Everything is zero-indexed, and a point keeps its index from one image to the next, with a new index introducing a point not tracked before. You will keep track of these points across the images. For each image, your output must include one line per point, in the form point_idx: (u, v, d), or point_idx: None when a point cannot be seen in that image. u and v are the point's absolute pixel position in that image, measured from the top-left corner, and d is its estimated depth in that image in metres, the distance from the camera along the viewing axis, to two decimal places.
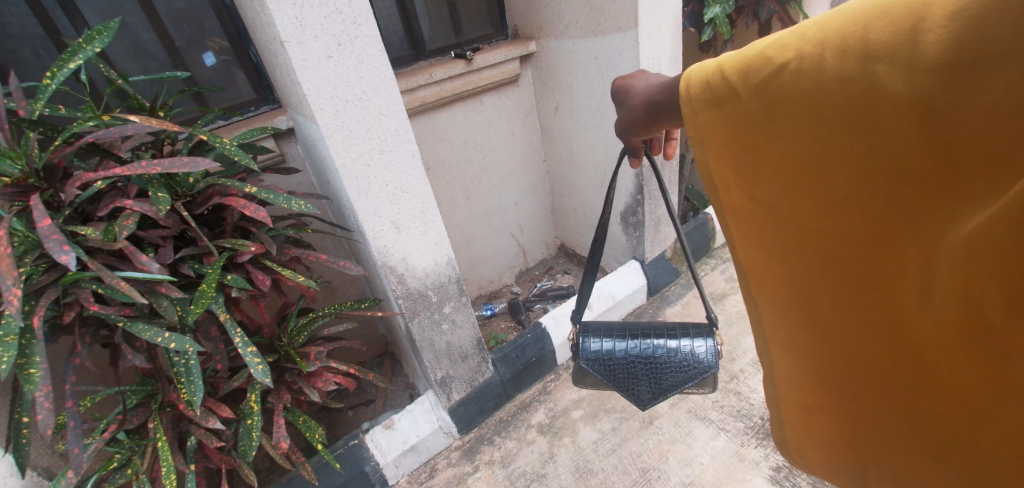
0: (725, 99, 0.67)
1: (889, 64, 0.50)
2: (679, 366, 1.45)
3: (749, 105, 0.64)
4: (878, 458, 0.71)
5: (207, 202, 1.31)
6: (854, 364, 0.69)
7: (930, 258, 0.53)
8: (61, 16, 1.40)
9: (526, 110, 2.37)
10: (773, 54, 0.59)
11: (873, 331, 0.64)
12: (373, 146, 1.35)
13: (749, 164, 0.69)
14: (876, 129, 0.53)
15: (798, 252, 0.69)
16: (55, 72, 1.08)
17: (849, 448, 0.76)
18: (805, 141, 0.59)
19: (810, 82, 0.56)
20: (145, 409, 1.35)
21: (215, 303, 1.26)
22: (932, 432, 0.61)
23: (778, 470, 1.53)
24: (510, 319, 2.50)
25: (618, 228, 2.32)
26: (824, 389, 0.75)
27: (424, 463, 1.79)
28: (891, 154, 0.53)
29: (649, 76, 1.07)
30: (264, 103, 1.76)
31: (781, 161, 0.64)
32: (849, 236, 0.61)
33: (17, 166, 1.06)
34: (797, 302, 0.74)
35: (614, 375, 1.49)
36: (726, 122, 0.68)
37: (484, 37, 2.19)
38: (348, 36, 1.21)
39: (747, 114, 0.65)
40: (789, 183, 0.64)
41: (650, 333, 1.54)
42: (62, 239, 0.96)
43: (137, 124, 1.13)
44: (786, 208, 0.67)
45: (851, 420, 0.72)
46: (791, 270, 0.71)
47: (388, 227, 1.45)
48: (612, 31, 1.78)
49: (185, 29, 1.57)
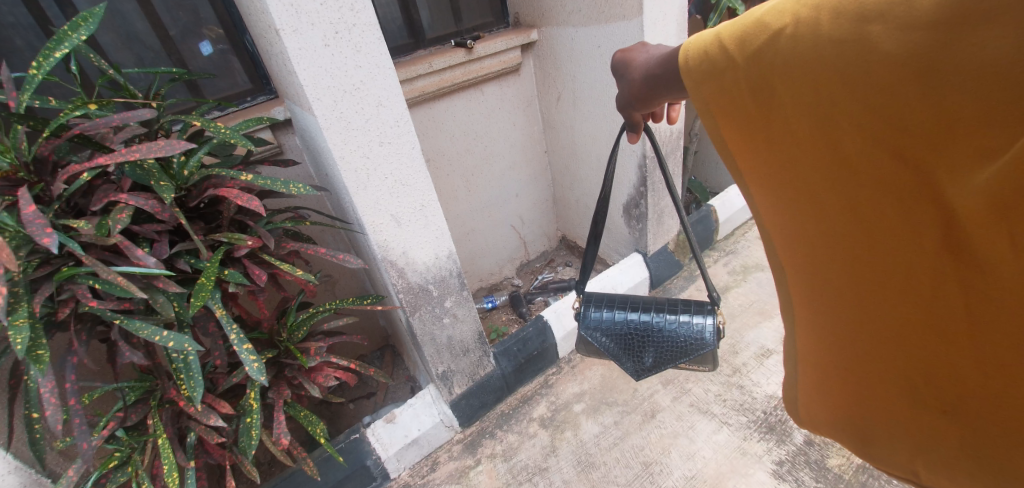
0: (723, 69, 0.69)
1: (883, 24, 0.52)
2: (678, 340, 1.43)
3: (746, 74, 0.66)
4: (898, 426, 0.71)
5: (203, 195, 1.30)
6: (871, 323, 0.69)
7: (939, 216, 0.54)
8: (51, 5, 1.36)
9: (527, 99, 2.33)
10: (770, 20, 0.62)
11: (888, 291, 0.64)
12: (372, 138, 1.32)
13: (755, 135, 0.70)
14: (875, 88, 0.54)
15: (809, 220, 0.70)
16: (40, 61, 1.05)
17: (867, 412, 0.75)
18: (806, 108, 0.61)
19: (806, 45, 0.58)
20: (144, 405, 1.34)
21: (214, 299, 1.24)
22: (952, 393, 0.61)
23: (781, 465, 1.53)
24: (511, 311, 2.49)
25: (620, 219, 2.29)
26: (843, 351, 0.75)
27: (426, 457, 1.78)
28: (892, 112, 0.54)
29: (650, 48, 1.03)
30: (260, 93, 1.73)
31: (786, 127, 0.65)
32: (858, 202, 0.62)
33: (4, 159, 1.04)
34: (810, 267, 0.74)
35: (613, 344, 1.50)
36: (726, 93, 0.70)
37: (485, 26, 2.15)
38: (345, 24, 1.17)
39: (747, 82, 0.66)
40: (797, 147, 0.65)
41: (651, 306, 1.52)
42: (48, 228, 0.94)
43: (124, 114, 1.10)
44: (795, 176, 0.68)
45: (870, 383, 0.73)
46: (806, 233, 0.71)
47: (388, 221, 1.43)
48: (616, 18, 1.74)
49: (180, 18, 1.54)
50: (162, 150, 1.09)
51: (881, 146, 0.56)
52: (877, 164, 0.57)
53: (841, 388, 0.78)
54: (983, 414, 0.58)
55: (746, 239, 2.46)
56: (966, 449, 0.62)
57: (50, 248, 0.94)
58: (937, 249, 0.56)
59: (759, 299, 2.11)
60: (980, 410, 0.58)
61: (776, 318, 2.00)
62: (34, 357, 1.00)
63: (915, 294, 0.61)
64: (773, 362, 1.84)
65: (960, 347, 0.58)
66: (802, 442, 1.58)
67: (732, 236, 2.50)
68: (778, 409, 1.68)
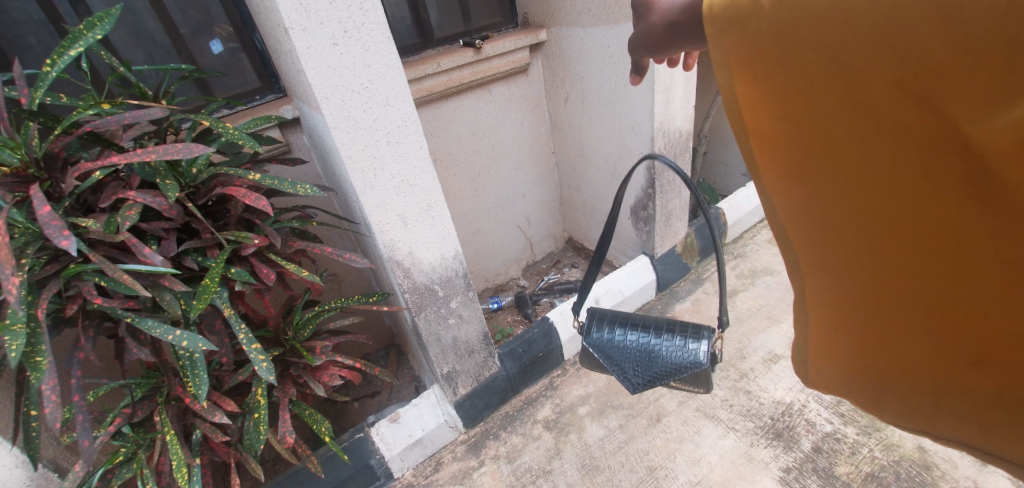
0: (747, 16, 0.66)
1: None
2: (670, 359, 1.40)
3: (772, 21, 0.64)
4: (903, 382, 0.72)
5: (211, 193, 1.30)
6: (883, 280, 0.69)
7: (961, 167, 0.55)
8: (63, 2, 1.36)
9: (535, 100, 2.32)
10: None
11: (904, 245, 0.64)
12: (379, 138, 1.32)
13: (770, 90, 0.68)
14: (906, 33, 0.54)
15: (821, 178, 0.69)
16: (54, 59, 1.05)
17: (869, 370, 0.76)
18: (832, 58, 0.60)
19: None
20: (151, 401, 1.34)
21: (219, 297, 1.25)
22: (966, 342, 0.63)
23: (788, 472, 1.51)
24: (516, 312, 2.48)
25: (627, 222, 2.27)
26: (850, 310, 0.75)
27: (430, 457, 1.78)
28: (922, 58, 0.54)
29: None
30: (269, 92, 1.73)
31: (808, 78, 0.63)
32: (876, 156, 0.62)
33: (15, 155, 1.05)
34: (817, 228, 0.73)
35: (610, 360, 1.50)
36: (746, 43, 0.67)
37: (494, 26, 2.14)
38: (354, 23, 1.17)
39: (769, 31, 0.64)
40: (816, 101, 0.64)
41: (647, 325, 1.50)
42: (65, 231, 0.94)
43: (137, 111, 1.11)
44: (810, 132, 0.67)
45: (878, 341, 0.74)
46: (816, 191, 0.70)
47: (395, 221, 1.43)
48: (626, 18, 1.72)
49: (191, 16, 1.54)
50: (172, 150, 1.10)
51: (909, 95, 0.56)
52: (901, 113, 0.57)
53: (846, 348, 0.79)
54: (998, 361, 0.60)
55: (754, 242, 2.44)
56: (977, 399, 0.63)
57: (66, 250, 0.94)
58: (957, 200, 0.57)
59: (767, 303, 2.09)
60: (994, 356, 0.60)
61: (785, 323, 1.98)
62: (32, 364, 1.00)
63: (932, 246, 0.62)
64: (781, 368, 1.82)
65: (982, 296, 0.59)
66: (809, 449, 1.56)
67: (741, 239, 2.48)
68: (785, 415, 1.67)
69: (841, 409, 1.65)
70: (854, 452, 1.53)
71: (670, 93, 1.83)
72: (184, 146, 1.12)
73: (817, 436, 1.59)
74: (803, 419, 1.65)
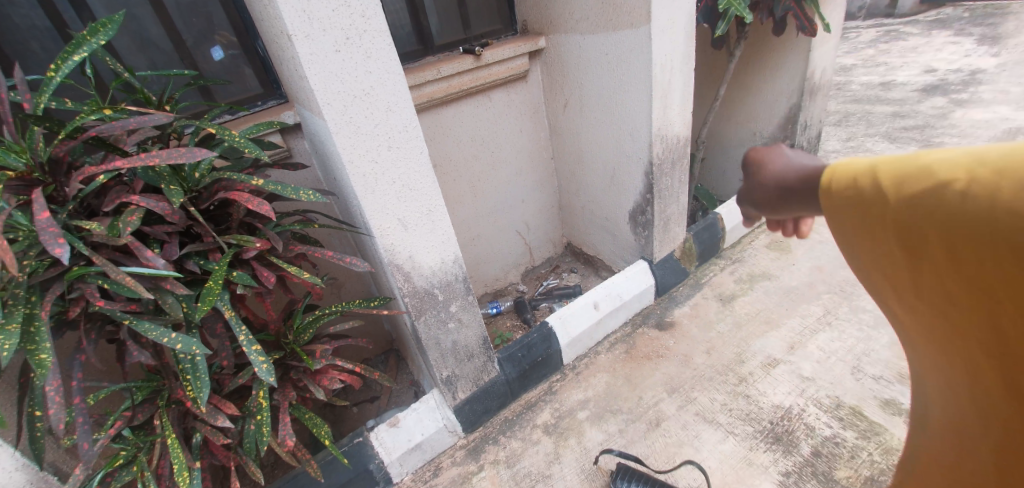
0: (868, 206, 0.52)
1: None
2: None
3: (895, 222, 0.50)
4: None
5: (214, 198, 1.31)
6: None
7: None
8: (68, 9, 1.38)
9: (534, 106, 2.34)
10: (944, 170, 0.46)
11: None
12: (380, 143, 1.33)
13: (901, 289, 0.55)
14: None
15: (961, 383, 0.56)
16: (59, 64, 1.07)
17: None
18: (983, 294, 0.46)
19: (979, 214, 0.43)
20: (151, 405, 1.36)
21: (221, 300, 1.26)
22: None
23: (787, 476, 1.52)
24: (516, 317, 2.48)
25: (626, 227, 2.29)
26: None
27: (429, 462, 1.78)
28: None
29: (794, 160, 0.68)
30: (271, 98, 1.74)
31: (950, 299, 0.50)
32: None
33: (20, 159, 1.06)
34: (955, 417, 0.60)
35: None
36: (868, 236, 0.54)
37: (493, 33, 2.17)
38: (357, 30, 1.19)
39: (892, 236, 0.51)
40: (962, 321, 0.50)
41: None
42: (60, 239, 0.96)
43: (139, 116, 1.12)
44: (951, 343, 0.54)
45: None
46: (956, 388, 0.57)
47: (395, 225, 1.44)
48: (624, 26, 1.74)
49: (194, 24, 1.56)
50: (176, 154, 1.11)
51: None
52: None
53: None
54: None
55: (753, 247, 2.45)
56: None
57: (60, 257, 0.96)
58: None
59: (766, 308, 2.10)
60: None
61: (783, 327, 1.99)
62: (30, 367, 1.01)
63: None
64: (779, 372, 1.82)
65: None
66: (808, 453, 1.56)
67: (739, 244, 2.49)
68: (784, 419, 1.67)
69: (840, 413, 1.65)
70: (853, 456, 1.53)
71: (668, 99, 1.85)
72: (188, 150, 1.14)
73: (815, 440, 1.59)
74: (801, 423, 1.65)
